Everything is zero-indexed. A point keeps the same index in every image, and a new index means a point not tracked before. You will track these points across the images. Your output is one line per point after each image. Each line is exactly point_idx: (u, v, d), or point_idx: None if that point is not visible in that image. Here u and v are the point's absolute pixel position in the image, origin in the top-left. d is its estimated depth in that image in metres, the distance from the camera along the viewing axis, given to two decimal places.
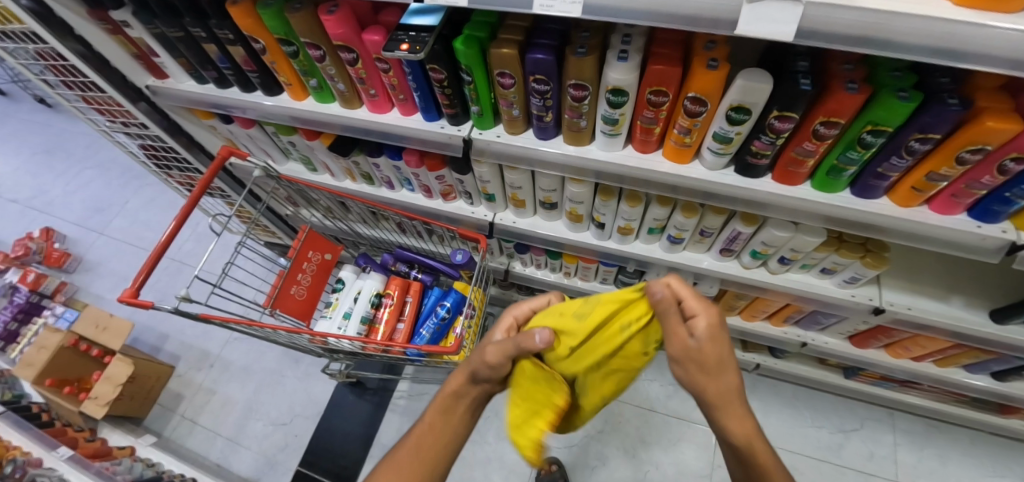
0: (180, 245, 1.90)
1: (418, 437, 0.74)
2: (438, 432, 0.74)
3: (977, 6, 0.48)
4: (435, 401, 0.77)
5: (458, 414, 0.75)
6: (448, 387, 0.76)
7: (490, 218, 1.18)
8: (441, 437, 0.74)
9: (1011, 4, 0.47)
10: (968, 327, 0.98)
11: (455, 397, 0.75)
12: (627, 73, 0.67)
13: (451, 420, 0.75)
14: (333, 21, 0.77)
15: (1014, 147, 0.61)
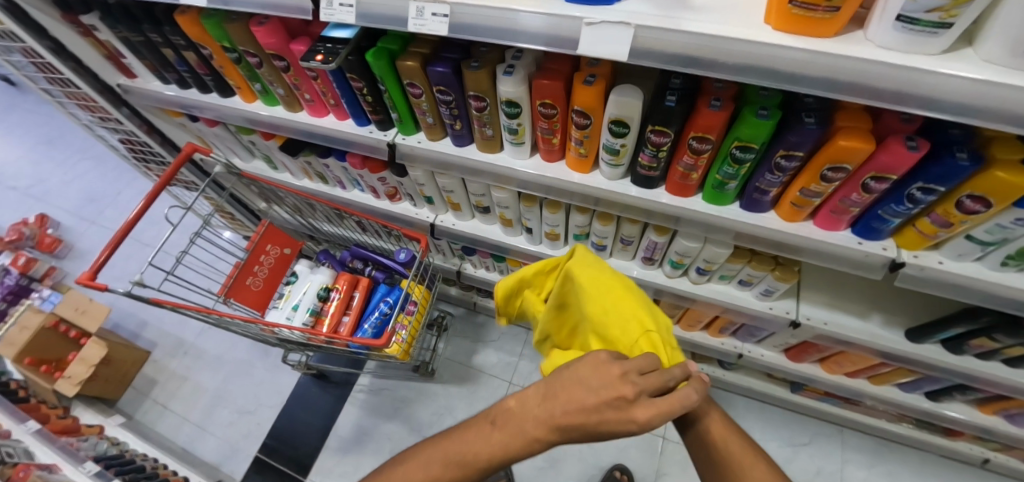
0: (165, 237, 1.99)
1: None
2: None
3: (795, 31, 0.51)
4: (456, 445, 0.57)
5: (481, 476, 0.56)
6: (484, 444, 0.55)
7: (431, 220, 1.23)
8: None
9: (819, 29, 0.50)
10: (884, 344, 1.00)
11: (505, 459, 0.55)
12: (515, 86, 0.72)
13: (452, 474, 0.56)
14: (263, 31, 0.84)
15: (872, 166, 0.64)
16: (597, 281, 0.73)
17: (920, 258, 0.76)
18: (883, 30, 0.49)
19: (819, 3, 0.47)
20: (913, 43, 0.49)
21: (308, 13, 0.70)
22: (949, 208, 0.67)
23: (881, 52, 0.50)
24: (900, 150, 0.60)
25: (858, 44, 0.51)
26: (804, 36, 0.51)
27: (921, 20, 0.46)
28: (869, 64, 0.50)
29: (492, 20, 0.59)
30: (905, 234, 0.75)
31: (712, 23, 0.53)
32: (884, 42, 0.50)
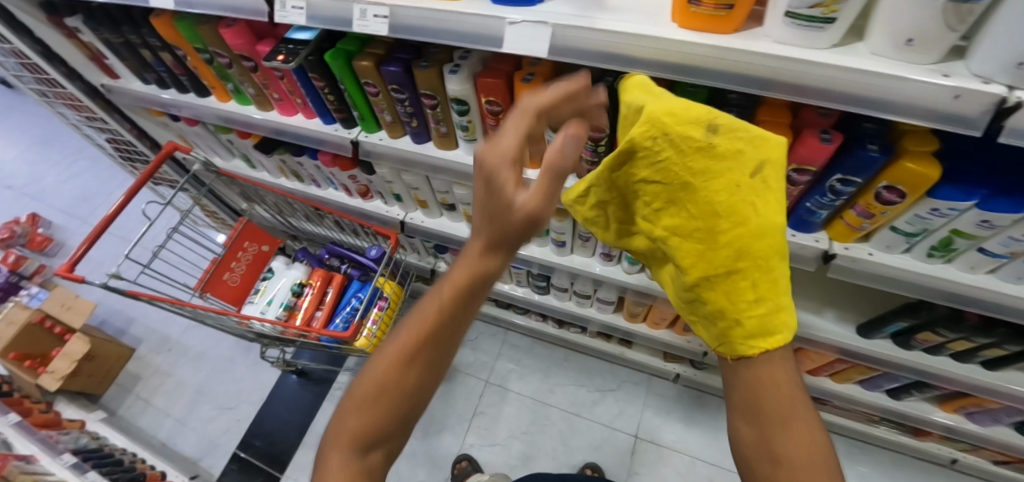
0: None
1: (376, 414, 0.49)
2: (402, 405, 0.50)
3: (696, 27, 0.55)
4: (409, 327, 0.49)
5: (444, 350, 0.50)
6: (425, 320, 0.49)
7: (402, 217, 1.27)
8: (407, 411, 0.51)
9: (718, 25, 0.54)
10: (836, 339, 1.03)
11: (442, 322, 0.48)
12: (460, 84, 0.76)
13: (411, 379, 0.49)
14: (231, 33, 0.88)
15: (792, 160, 0.68)
16: (760, 194, 0.52)
17: (851, 251, 0.79)
18: (778, 26, 0.53)
19: (716, 2, 0.51)
20: (805, 38, 0.52)
21: (265, 15, 0.74)
22: (869, 200, 0.70)
23: (778, 47, 0.54)
24: (815, 143, 0.64)
25: (757, 39, 0.55)
26: (709, 31, 0.55)
27: (807, 16, 0.50)
28: (767, 58, 0.54)
29: (429, 22, 0.63)
30: (836, 227, 0.78)
31: (625, 21, 0.56)
32: (780, 37, 0.54)
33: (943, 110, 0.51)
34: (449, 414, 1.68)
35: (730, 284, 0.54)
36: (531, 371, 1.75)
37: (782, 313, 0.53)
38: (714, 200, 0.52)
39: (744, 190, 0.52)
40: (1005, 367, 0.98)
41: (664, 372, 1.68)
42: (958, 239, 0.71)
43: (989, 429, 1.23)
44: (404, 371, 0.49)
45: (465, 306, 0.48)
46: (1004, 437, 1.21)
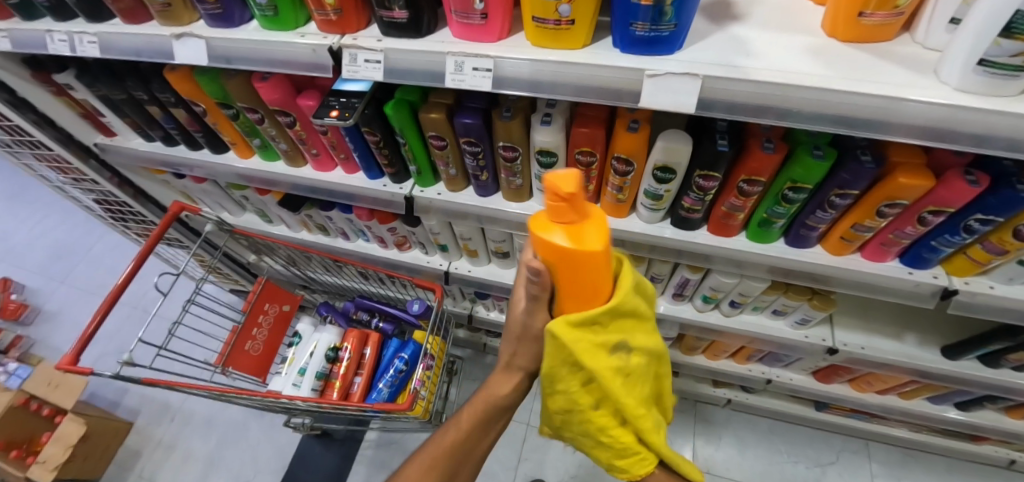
0: (138, 291, 1.84)
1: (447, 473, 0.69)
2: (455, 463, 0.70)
3: (862, 40, 0.54)
4: (447, 436, 0.70)
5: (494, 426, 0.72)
6: (495, 397, 0.69)
7: (445, 267, 1.17)
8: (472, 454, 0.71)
9: (887, 33, 0.53)
10: (921, 364, 1.00)
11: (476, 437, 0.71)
12: (551, 136, 0.68)
13: (468, 442, 0.70)
14: (266, 87, 0.77)
15: (929, 200, 0.63)
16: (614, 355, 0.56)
17: (970, 285, 0.74)
18: (963, 74, 0.48)
19: (893, 9, 0.51)
20: (993, 86, 0.48)
21: (328, 70, 0.65)
22: (1005, 236, 0.65)
23: (961, 96, 0.49)
24: (962, 186, 0.59)
25: (932, 88, 0.49)
26: (866, 44, 0.54)
27: (1002, 63, 0.45)
28: (948, 108, 0.48)
29: (540, 75, 0.55)
30: (954, 261, 0.73)
31: (780, 71, 0.50)
32: (963, 85, 0.49)
33: None
34: (490, 464, 1.57)
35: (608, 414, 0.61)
36: None
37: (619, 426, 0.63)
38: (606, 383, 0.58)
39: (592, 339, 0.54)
40: None
41: (712, 398, 1.61)
42: None
43: None
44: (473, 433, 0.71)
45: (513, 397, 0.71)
46: None
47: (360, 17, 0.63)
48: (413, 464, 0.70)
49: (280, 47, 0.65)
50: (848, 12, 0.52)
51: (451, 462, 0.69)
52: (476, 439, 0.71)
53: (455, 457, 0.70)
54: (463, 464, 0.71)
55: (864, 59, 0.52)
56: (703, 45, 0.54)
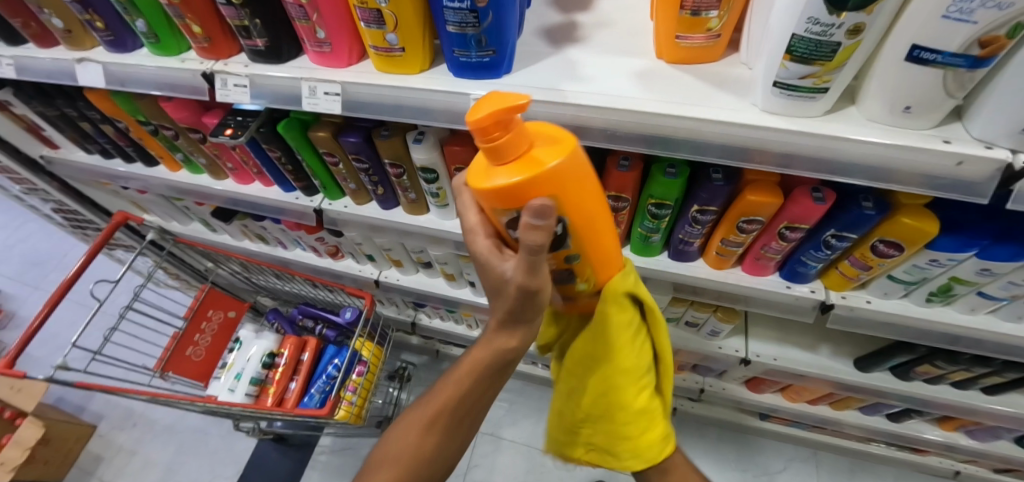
0: None
1: (436, 443, 0.56)
2: (451, 435, 0.57)
3: (688, 61, 0.56)
4: (440, 393, 0.56)
5: (498, 379, 0.56)
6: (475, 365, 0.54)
7: (375, 276, 1.19)
8: (466, 422, 0.57)
9: (711, 54, 0.55)
10: (833, 375, 1.00)
11: (471, 398, 0.56)
12: (425, 153, 0.70)
13: (457, 413, 0.56)
14: (172, 107, 0.81)
15: (784, 217, 0.64)
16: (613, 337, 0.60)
17: (848, 299, 0.75)
18: (765, 95, 0.49)
19: (706, 33, 0.52)
20: (795, 108, 0.48)
21: (205, 93, 0.69)
22: (865, 252, 0.66)
23: (768, 118, 0.50)
24: (808, 203, 0.60)
25: (743, 109, 0.51)
26: (692, 65, 0.56)
27: (796, 86, 0.46)
28: (756, 132, 0.50)
29: (385, 99, 0.58)
30: (830, 276, 0.75)
31: (599, 94, 0.52)
32: (769, 106, 0.49)
33: (945, 177, 0.48)
34: None
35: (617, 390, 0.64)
36: (523, 415, 1.65)
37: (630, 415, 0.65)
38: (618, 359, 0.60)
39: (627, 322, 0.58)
40: (1005, 391, 0.96)
41: None
42: (957, 285, 0.68)
43: (989, 443, 1.21)
44: (459, 397, 0.55)
45: (500, 367, 0.54)
46: (1005, 450, 1.19)
47: (232, 45, 0.67)
48: (403, 428, 0.57)
49: (164, 72, 0.69)
50: (667, 36, 0.53)
51: (444, 434, 0.56)
52: (475, 407, 0.57)
53: (450, 428, 0.56)
54: (471, 419, 0.58)
55: (687, 80, 0.54)
56: (534, 69, 0.56)
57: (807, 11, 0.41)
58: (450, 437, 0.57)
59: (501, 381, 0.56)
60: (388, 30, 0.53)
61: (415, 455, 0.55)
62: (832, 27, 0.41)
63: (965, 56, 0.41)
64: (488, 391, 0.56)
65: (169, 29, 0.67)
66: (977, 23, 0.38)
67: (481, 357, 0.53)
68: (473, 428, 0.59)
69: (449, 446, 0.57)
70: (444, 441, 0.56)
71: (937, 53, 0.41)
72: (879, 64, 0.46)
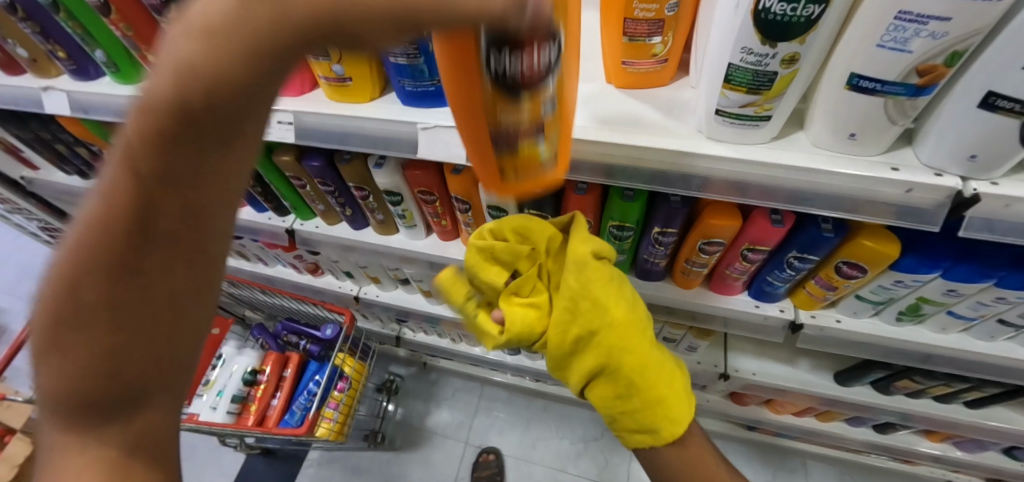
0: None
1: (87, 381, 0.30)
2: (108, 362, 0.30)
3: (635, 86, 0.55)
4: (87, 236, 0.27)
5: (190, 188, 0.26)
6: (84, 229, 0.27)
7: (355, 292, 1.19)
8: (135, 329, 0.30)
9: (661, 78, 0.55)
10: (813, 390, 0.99)
11: (155, 236, 0.27)
12: (387, 177, 0.70)
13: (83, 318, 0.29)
14: None
15: (745, 239, 0.63)
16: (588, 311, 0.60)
17: (817, 318, 0.74)
18: (708, 122, 0.47)
19: (650, 58, 0.52)
20: (740, 135, 0.47)
21: None
22: (830, 272, 0.65)
23: (713, 145, 0.48)
24: (766, 225, 0.59)
25: (688, 137, 0.50)
26: (639, 90, 0.55)
27: (736, 114, 0.45)
28: (702, 160, 0.49)
29: (337, 128, 0.58)
30: (798, 294, 0.74)
31: None
32: (713, 133, 0.48)
33: (895, 205, 0.47)
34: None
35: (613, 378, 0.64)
36: (511, 426, 1.64)
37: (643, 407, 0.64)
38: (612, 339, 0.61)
39: (611, 322, 0.60)
40: (988, 405, 0.94)
41: None
42: (926, 305, 0.67)
43: (977, 455, 1.19)
44: (130, 230, 0.26)
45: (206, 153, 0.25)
46: (994, 462, 1.18)
47: None
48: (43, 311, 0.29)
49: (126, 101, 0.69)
50: (613, 62, 0.53)
51: (87, 355, 0.29)
52: (151, 302, 0.29)
53: (91, 348, 0.29)
54: (180, 292, 0.30)
55: (635, 106, 0.53)
56: None
57: (740, 40, 0.40)
58: (107, 363, 0.30)
59: (200, 212, 0.27)
60: (332, 62, 0.53)
61: (77, 362, 0.29)
62: (766, 57, 0.40)
63: (905, 85, 0.39)
64: (166, 229, 0.27)
65: (128, 58, 0.67)
66: (913, 52, 0.37)
67: (156, 122, 0.24)
68: (175, 325, 0.31)
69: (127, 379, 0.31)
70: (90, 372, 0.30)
71: (877, 81, 0.40)
72: (820, 91, 0.45)
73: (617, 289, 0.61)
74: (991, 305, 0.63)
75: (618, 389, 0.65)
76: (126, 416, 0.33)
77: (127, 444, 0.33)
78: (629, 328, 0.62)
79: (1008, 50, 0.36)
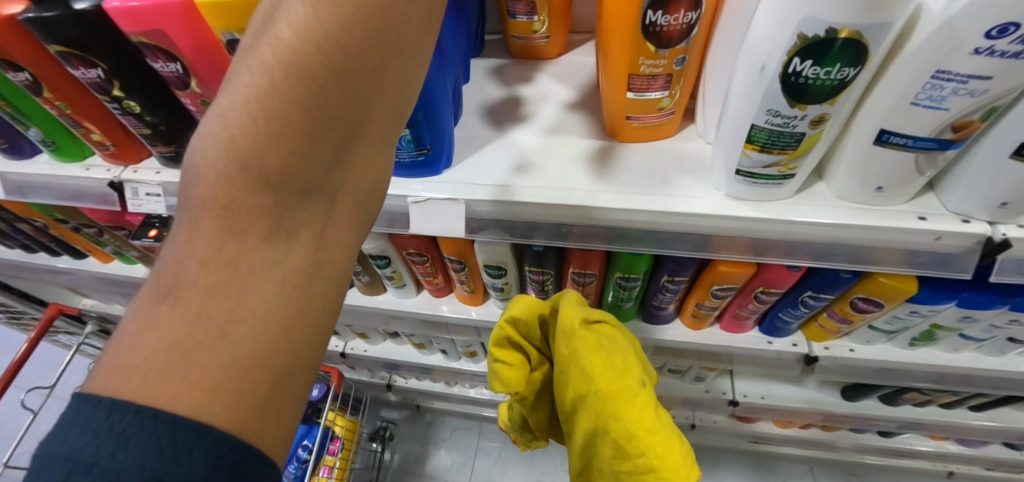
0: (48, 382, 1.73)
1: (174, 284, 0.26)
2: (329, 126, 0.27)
3: (643, 139, 0.52)
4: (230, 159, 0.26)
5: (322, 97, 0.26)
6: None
7: (341, 349, 1.11)
8: (377, 107, 0.28)
9: (668, 129, 0.52)
10: (822, 409, 0.98)
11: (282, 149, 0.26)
12: (372, 243, 0.65)
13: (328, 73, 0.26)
14: (89, 207, 0.74)
15: (759, 282, 0.60)
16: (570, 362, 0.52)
17: (831, 350, 0.72)
18: (728, 181, 0.45)
19: (658, 112, 0.49)
20: (762, 194, 0.45)
21: (115, 202, 0.61)
22: (845, 307, 0.63)
23: (733, 205, 0.46)
24: (782, 269, 0.57)
25: (705, 196, 0.47)
26: (646, 144, 0.52)
27: (761, 174, 0.43)
28: (721, 220, 0.46)
29: None
30: (810, 327, 0.71)
31: (552, 188, 0.48)
32: (734, 192, 0.46)
33: (923, 253, 0.45)
34: None
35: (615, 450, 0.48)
36: (514, 462, 1.58)
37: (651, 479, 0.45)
38: (603, 399, 0.48)
39: (595, 388, 0.49)
40: (991, 407, 0.95)
41: None
42: (940, 330, 0.66)
43: (978, 449, 1.21)
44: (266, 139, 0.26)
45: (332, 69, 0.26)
46: (995, 455, 1.19)
47: (142, 148, 0.60)
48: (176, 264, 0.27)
49: (68, 181, 0.61)
50: (618, 118, 0.49)
51: (297, 127, 0.26)
52: (368, 84, 0.27)
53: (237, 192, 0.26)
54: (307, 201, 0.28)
55: (643, 162, 0.50)
56: (477, 160, 0.52)
57: (765, 102, 0.38)
58: (326, 139, 0.27)
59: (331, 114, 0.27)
60: None
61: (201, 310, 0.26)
62: (794, 119, 0.38)
63: (938, 140, 0.37)
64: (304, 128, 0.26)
65: (68, 134, 0.59)
66: (949, 110, 0.35)
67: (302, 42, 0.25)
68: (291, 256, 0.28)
69: (315, 169, 0.27)
70: (300, 146, 0.26)
71: (908, 137, 0.38)
72: (844, 145, 0.43)
73: (607, 355, 0.50)
74: (1004, 327, 0.62)
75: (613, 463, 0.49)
76: (303, 225, 0.28)
77: (301, 268, 0.28)
78: (616, 398, 0.48)
79: None
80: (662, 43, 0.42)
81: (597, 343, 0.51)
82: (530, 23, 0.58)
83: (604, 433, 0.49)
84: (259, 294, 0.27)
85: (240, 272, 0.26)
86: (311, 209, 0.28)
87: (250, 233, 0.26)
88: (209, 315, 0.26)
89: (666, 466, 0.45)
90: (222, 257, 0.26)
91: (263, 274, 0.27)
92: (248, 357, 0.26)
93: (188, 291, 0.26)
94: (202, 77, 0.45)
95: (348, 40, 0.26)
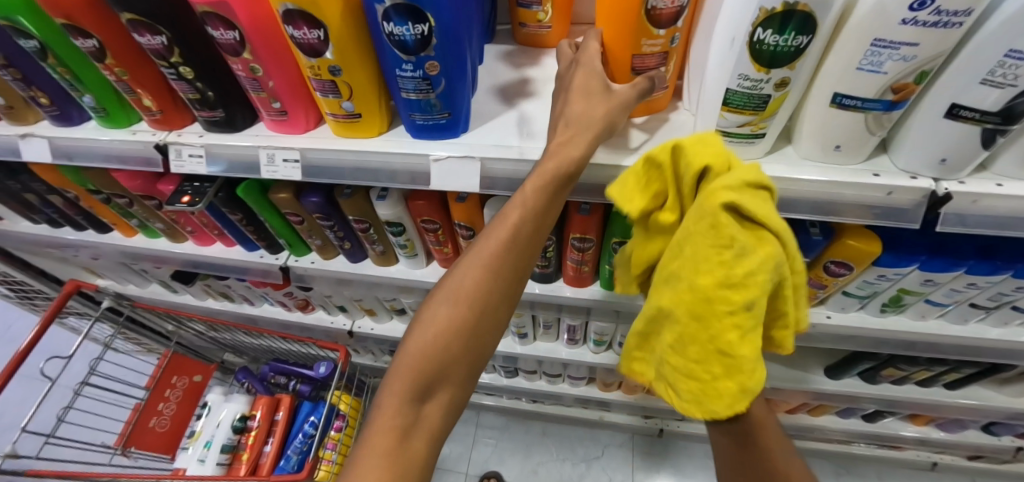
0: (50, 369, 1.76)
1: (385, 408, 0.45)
2: (492, 308, 0.48)
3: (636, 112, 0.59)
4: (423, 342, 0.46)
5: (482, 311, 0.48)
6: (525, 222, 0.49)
7: (349, 327, 1.16)
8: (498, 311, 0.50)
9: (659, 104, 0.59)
10: (805, 386, 1.04)
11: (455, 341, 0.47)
12: (390, 209, 0.70)
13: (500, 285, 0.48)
14: (125, 176, 0.80)
15: None
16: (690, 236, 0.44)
17: (809, 317, 0.78)
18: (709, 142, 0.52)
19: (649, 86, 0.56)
20: (737, 152, 0.52)
21: (158, 164, 0.67)
22: (819, 272, 0.70)
23: None
24: None
25: None
26: (638, 115, 0.59)
27: (736, 133, 0.50)
28: None
29: (346, 164, 0.58)
30: None
31: None
32: None
33: (879, 206, 0.52)
34: None
35: (686, 338, 0.47)
36: (511, 451, 1.62)
37: (722, 389, 0.46)
38: (703, 298, 0.44)
39: (688, 281, 0.45)
40: (964, 385, 1.01)
41: (645, 429, 1.61)
42: (906, 296, 0.72)
43: (959, 434, 1.26)
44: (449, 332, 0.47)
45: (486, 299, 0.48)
46: (973, 438, 1.25)
47: (185, 115, 0.66)
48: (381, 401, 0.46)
49: (114, 145, 0.67)
50: None
51: (463, 326, 0.47)
52: (498, 299, 0.49)
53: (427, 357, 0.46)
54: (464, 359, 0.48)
55: (637, 128, 0.57)
56: (490, 126, 0.58)
57: (737, 68, 0.45)
58: (473, 331, 0.48)
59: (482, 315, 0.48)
60: (343, 98, 0.54)
61: (403, 423, 0.45)
62: (760, 82, 0.45)
63: (881, 101, 0.45)
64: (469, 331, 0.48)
65: (118, 101, 0.65)
66: (887, 73, 0.42)
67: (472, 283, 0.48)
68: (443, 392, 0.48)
69: (476, 339, 0.48)
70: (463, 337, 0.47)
71: (858, 99, 0.45)
72: (806, 109, 0.50)
73: (734, 257, 0.41)
74: (963, 291, 0.69)
75: (676, 342, 0.49)
76: (454, 375, 0.48)
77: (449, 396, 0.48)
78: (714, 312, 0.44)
79: (965, 68, 0.41)
80: (654, 25, 0.49)
81: (734, 238, 0.40)
82: (535, 12, 0.65)
83: (675, 320, 0.48)
84: (432, 412, 0.47)
85: (425, 404, 0.46)
86: (462, 367, 0.48)
87: (431, 382, 0.46)
88: (407, 427, 0.45)
89: (714, 385, 0.47)
90: (414, 398, 0.46)
91: (436, 401, 0.47)
92: (424, 445, 0.46)
93: (398, 413, 0.45)
94: (255, 47, 0.51)
95: (494, 287, 0.48)
